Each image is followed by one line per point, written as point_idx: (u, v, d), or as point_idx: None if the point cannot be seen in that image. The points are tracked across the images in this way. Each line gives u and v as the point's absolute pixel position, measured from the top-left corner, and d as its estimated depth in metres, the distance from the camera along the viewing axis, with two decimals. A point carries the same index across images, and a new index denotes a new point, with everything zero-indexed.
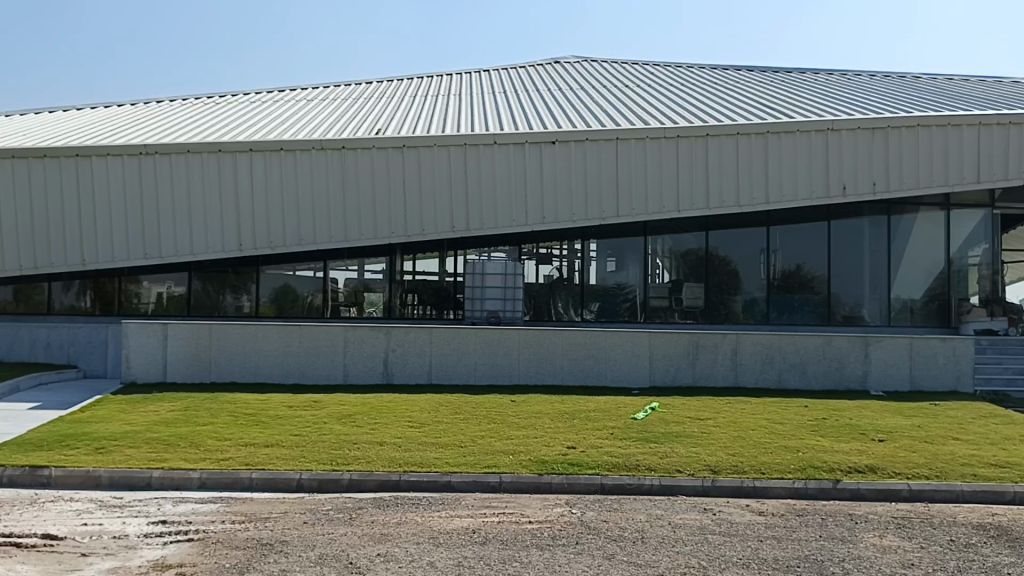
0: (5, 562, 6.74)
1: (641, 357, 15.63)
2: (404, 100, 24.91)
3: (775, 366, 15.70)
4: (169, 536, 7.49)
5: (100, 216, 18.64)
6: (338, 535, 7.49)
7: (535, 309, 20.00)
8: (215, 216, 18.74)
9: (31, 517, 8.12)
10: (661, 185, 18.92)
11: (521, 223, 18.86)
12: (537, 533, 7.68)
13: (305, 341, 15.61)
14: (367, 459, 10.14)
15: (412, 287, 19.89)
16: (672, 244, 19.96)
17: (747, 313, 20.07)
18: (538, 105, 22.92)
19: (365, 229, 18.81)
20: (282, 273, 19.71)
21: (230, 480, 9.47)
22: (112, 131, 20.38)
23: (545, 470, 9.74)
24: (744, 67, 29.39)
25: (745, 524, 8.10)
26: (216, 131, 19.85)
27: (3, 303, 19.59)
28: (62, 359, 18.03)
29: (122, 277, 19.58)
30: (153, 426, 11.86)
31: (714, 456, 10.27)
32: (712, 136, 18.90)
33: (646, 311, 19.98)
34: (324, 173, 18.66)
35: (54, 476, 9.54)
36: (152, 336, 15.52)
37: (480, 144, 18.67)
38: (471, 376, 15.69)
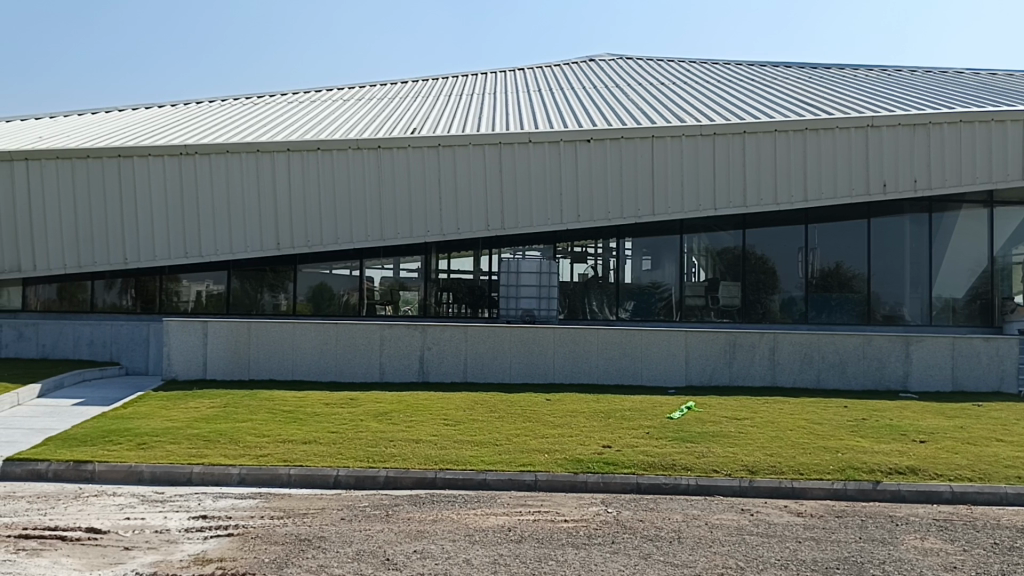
0: (51, 555, 6.88)
1: (677, 357, 15.54)
2: (439, 99, 24.99)
3: (813, 366, 15.51)
4: (209, 531, 7.60)
5: (141, 215, 18.95)
6: (375, 531, 7.54)
7: (570, 308, 19.96)
8: (253, 216, 18.96)
9: (76, 511, 8.28)
10: (697, 183, 18.79)
11: (556, 222, 18.83)
12: (574, 531, 7.67)
13: (342, 339, 15.74)
14: (403, 456, 10.20)
15: (447, 286, 19.94)
16: (708, 242, 19.80)
17: (785, 312, 19.85)
18: (571, 103, 22.87)
19: (401, 228, 18.91)
20: (318, 272, 19.88)
21: (269, 476, 9.58)
22: (152, 131, 20.73)
23: (580, 469, 9.72)
24: (780, 63, 29.08)
25: (783, 525, 8.03)
26: (255, 132, 20.08)
27: (48, 301, 20.00)
28: (105, 356, 18.35)
29: (163, 276, 19.89)
30: (193, 422, 12.04)
31: (751, 456, 10.18)
32: (749, 133, 18.73)
33: (681, 310, 19.85)
34: (360, 172, 18.80)
35: (97, 471, 9.73)
36: (192, 334, 15.75)
37: (515, 142, 18.69)
38: (505, 375, 15.70)
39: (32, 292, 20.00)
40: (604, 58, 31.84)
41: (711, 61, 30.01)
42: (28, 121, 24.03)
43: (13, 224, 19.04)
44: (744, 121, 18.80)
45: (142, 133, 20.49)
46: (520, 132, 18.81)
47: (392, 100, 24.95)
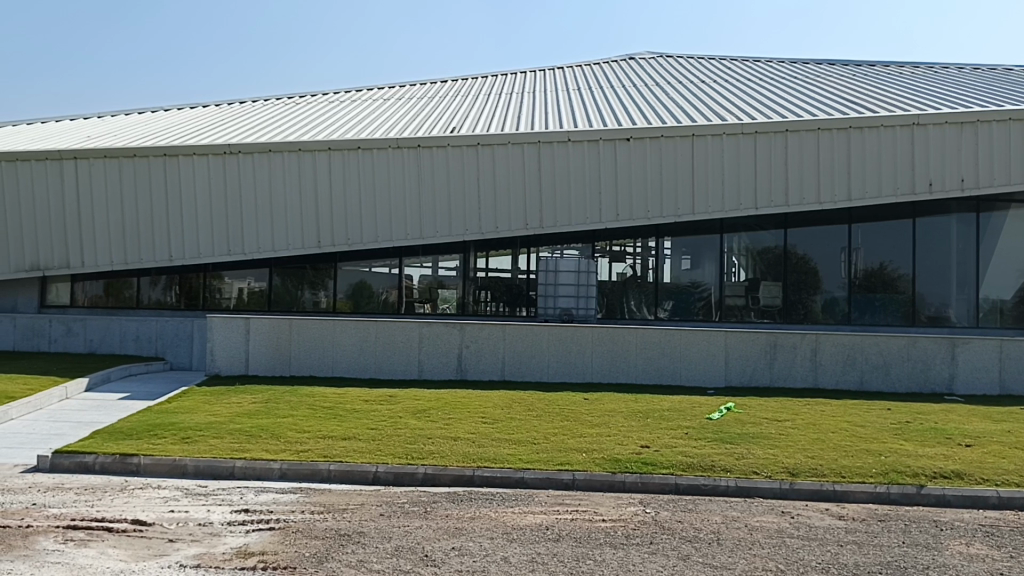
0: (98, 545, 7.03)
1: (717, 357, 15.41)
2: (478, 98, 25.02)
3: (856, 367, 15.27)
4: (251, 525, 7.70)
5: (186, 213, 19.28)
6: (414, 528, 7.59)
7: (608, 308, 19.86)
8: (294, 214, 19.17)
9: (121, 503, 8.45)
10: (738, 182, 18.62)
11: (595, 221, 18.78)
12: (611, 531, 7.65)
13: (381, 336, 15.87)
14: (441, 454, 10.24)
15: (485, 284, 19.96)
16: (748, 242, 19.61)
17: (827, 313, 19.59)
18: (611, 102, 22.78)
19: (440, 226, 19.01)
20: (358, 270, 20.03)
21: (309, 472, 9.70)
22: (197, 131, 21.09)
23: (618, 468, 9.69)
24: (824, 60, 28.67)
25: (825, 529, 7.92)
26: (297, 131, 20.32)
27: (95, 298, 20.42)
28: (151, 351, 18.69)
29: (207, 273, 20.20)
30: (236, 417, 12.21)
31: (792, 458, 10.07)
32: (792, 131, 18.53)
33: (721, 310, 19.67)
34: (400, 171, 18.92)
35: (143, 464, 9.91)
36: (235, 330, 15.98)
37: (554, 141, 18.68)
38: (544, 374, 15.68)
39: (80, 289, 20.44)
40: (644, 56, 31.68)
41: (752, 59, 29.69)
42: (77, 121, 24.53)
43: (62, 222, 19.46)
44: (787, 119, 18.59)
45: (187, 133, 20.81)
46: (559, 130, 18.79)
47: (432, 100, 25.04)
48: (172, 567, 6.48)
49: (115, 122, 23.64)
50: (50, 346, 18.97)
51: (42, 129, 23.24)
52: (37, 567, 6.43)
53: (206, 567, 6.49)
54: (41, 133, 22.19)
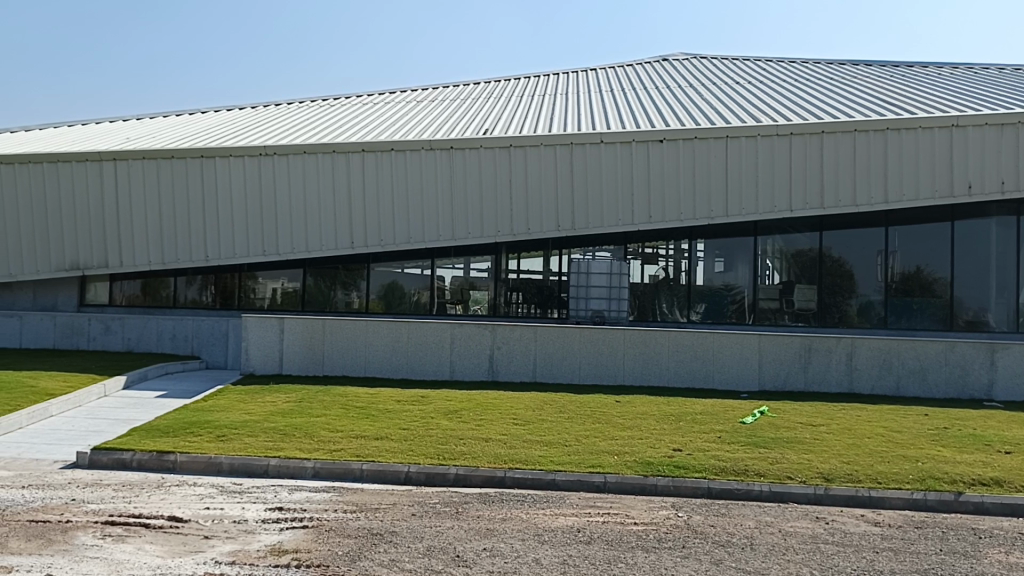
0: (136, 541, 7.14)
1: (750, 360, 15.28)
2: (512, 100, 25.04)
3: (893, 372, 15.06)
4: (285, 522, 7.78)
5: (222, 214, 19.51)
6: (445, 528, 7.61)
7: (640, 309, 19.81)
8: (328, 215, 19.32)
9: (158, 499, 8.57)
10: (773, 184, 18.46)
11: (627, 222, 18.72)
12: (643, 535, 7.62)
13: (413, 337, 15.94)
14: (473, 455, 10.26)
15: (517, 286, 19.97)
16: (783, 244, 19.43)
17: (863, 317, 19.34)
18: (644, 103, 22.70)
19: (472, 227, 19.06)
20: (390, 271, 20.13)
21: (342, 471, 9.77)
22: (234, 133, 21.35)
23: (650, 471, 9.64)
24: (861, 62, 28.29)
25: (860, 535, 7.83)
26: (331, 133, 20.48)
27: (132, 296, 20.74)
28: (187, 350, 18.94)
29: (242, 273, 20.43)
30: (270, 416, 12.33)
31: (827, 464, 9.95)
32: (827, 133, 18.32)
33: (754, 312, 19.51)
34: (433, 173, 19.01)
35: (179, 462, 10.04)
36: (270, 330, 16.13)
37: (587, 142, 18.65)
38: (575, 376, 15.66)
39: (118, 288, 20.77)
40: (677, 57, 31.54)
41: (787, 60, 29.45)
42: (117, 123, 24.95)
43: (101, 222, 19.79)
44: (822, 121, 18.40)
45: (223, 135, 21.06)
46: (592, 132, 18.76)
47: (465, 102, 25.11)
48: (208, 564, 6.55)
49: (153, 124, 23.99)
50: (89, 344, 19.26)
51: (82, 131, 23.65)
52: (77, 561, 6.54)
53: (241, 564, 6.56)
54: (81, 135, 22.56)
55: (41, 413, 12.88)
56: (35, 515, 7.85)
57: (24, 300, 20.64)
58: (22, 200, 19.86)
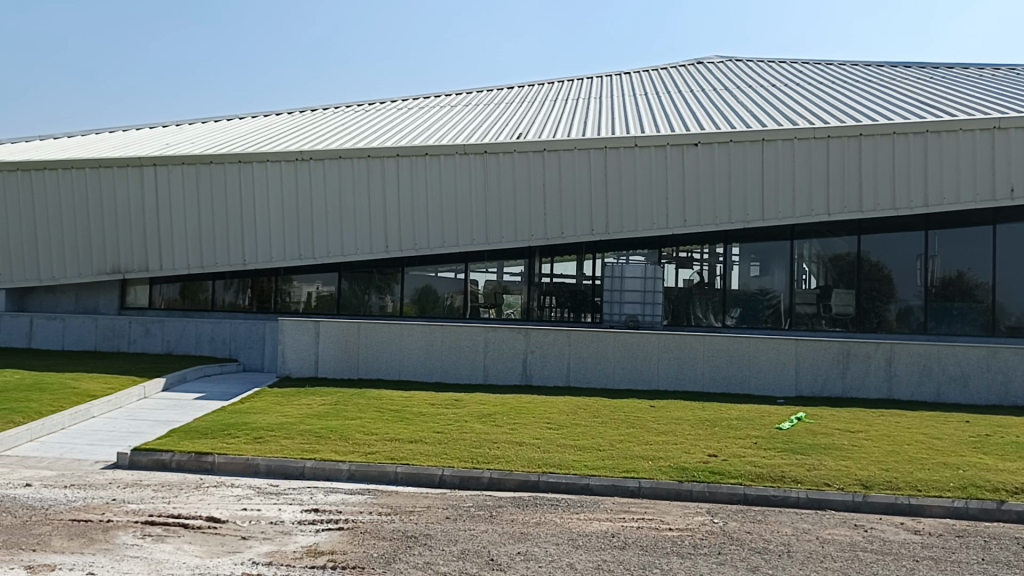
0: (175, 541, 7.23)
1: (787, 365, 15.11)
2: (546, 104, 25.02)
3: (933, 378, 14.84)
4: (321, 524, 7.84)
5: (259, 218, 19.74)
6: (479, 531, 7.63)
7: (674, 314, 19.68)
8: (363, 218, 19.44)
9: (197, 500, 8.69)
10: (809, 188, 18.27)
11: (662, 226, 18.63)
12: (678, 540, 7.57)
13: (447, 341, 15.99)
14: (507, 459, 10.27)
15: (550, 290, 19.93)
16: (820, 249, 19.19)
17: (902, 322, 19.04)
18: (679, 107, 22.59)
19: (506, 231, 19.09)
20: (424, 274, 20.22)
21: (377, 473, 9.83)
22: (271, 138, 21.58)
23: (685, 477, 9.57)
24: (900, 63, 27.88)
25: (899, 543, 7.70)
26: (367, 138, 20.61)
27: (171, 300, 21.05)
28: (224, 353, 19.18)
29: (278, 277, 20.65)
30: (306, 418, 12.44)
31: (865, 470, 9.82)
32: (866, 135, 18.09)
33: (791, 317, 19.30)
34: (467, 177, 19.06)
35: (217, 463, 10.17)
36: (305, 333, 16.27)
37: (621, 146, 18.59)
38: (609, 381, 15.60)
39: (157, 292, 21.09)
40: (713, 60, 31.33)
41: (826, 62, 29.06)
42: (156, 129, 25.36)
43: (141, 226, 20.11)
44: (861, 123, 18.17)
45: (260, 140, 21.31)
46: (626, 135, 18.70)
47: (500, 106, 25.16)
48: (246, 565, 6.62)
49: (192, 130, 24.34)
50: (129, 346, 19.51)
51: (123, 137, 24.06)
52: (118, 560, 6.65)
53: (278, 565, 6.63)
54: (123, 141, 22.98)
55: (83, 414, 13.12)
56: (78, 514, 7.99)
57: (67, 303, 21.06)
58: (65, 205, 20.23)
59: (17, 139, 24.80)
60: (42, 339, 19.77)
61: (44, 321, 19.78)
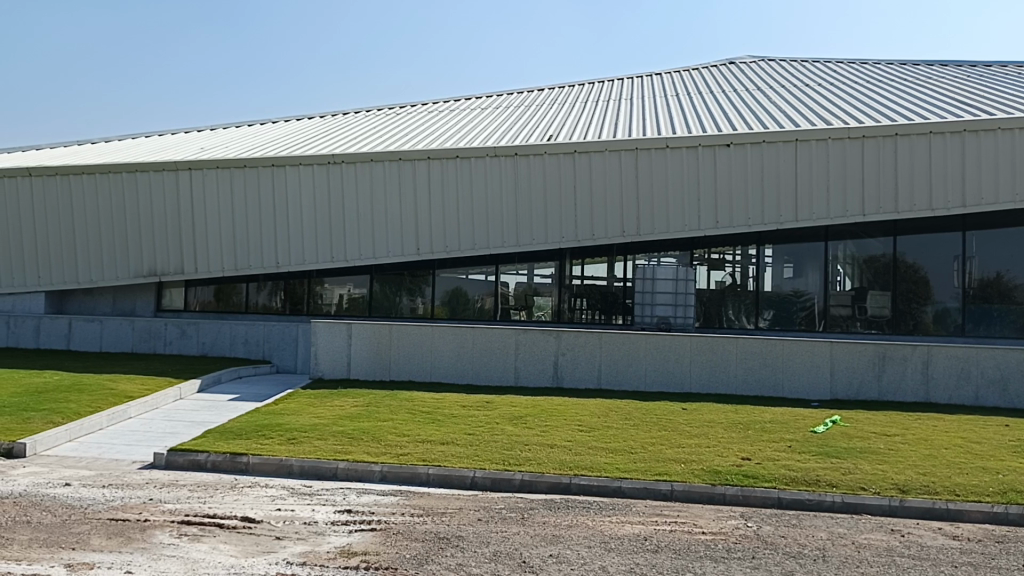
0: (210, 540, 7.31)
1: (821, 368, 14.95)
2: (578, 106, 24.98)
3: (971, 380, 14.59)
4: (353, 525, 7.88)
5: (292, 221, 19.92)
6: (511, 534, 7.62)
7: (706, 316, 19.55)
8: (394, 221, 19.55)
9: (232, 500, 8.77)
10: (844, 188, 18.06)
11: (694, 228, 18.52)
12: (712, 544, 7.51)
13: (478, 343, 16.04)
14: (538, 461, 10.26)
15: (581, 292, 19.89)
16: (855, 250, 18.96)
17: (938, 324, 18.76)
18: (712, 107, 22.46)
19: (537, 233, 19.09)
20: (455, 277, 20.29)
21: (409, 475, 9.87)
22: (304, 142, 21.77)
23: (718, 480, 9.50)
24: (936, 62, 27.50)
25: (937, 548, 7.59)
26: (398, 141, 20.72)
27: (206, 303, 21.30)
28: (258, 354, 19.37)
29: (310, 279, 20.86)
30: (339, 420, 12.52)
31: (902, 474, 9.68)
32: (902, 135, 17.86)
33: (825, 319, 19.07)
34: (498, 179, 19.08)
35: (251, 463, 10.27)
36: (338, 335, 16.39)
37: (652, 147, 18.51)
38: (641, 383, 15.53)
39: (192, 294, 21.37)
40: (745, 61, 31.09)
41: (859, 61, 28.73)
42: (191, 133, 25.70)
43: (177, 229, 20.38)
44: (896, 123, 17.94)
45: (293, 144, 21.49)
46: (658, 137, 18.62)
47: (532, 108, 25.17)
48: (280, 565, 6.68)
49: (227, 134, 24.63)
50: (166, 348, 19.77)
51: (158, 142, 24.38)
52: (155, 559, 6.74)
53: (312, 565, 6.68)
54: (159, 146, 23.29)
55: (120, 414, 13.31)
56: (115, 513, 8.11)
57: (105, 306, 21.40)
58: (102, 209, 20.54)
59: (56, 145, 25.26)
60: (81, 341, 20.11)
61: (83, 323, 20.12)
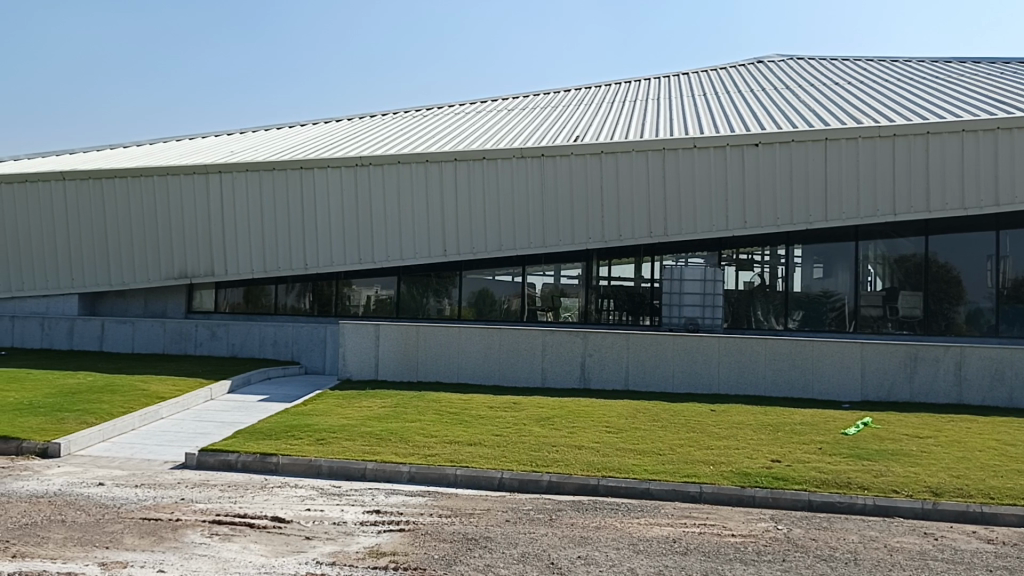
0: (240, 540, 7.37)
1: (852, 369, 14.80)
2: (605, 106, 24.93)
3: (1005, 382, 14.36)
4: (382, 525, 7.92)
5: (320, 223, 20.05)
6: (539, 535, 7.62)
7: (734, 317, 19.42)
8: (422, 223, 19.63)
9: (263, 500, 8.85)
10: (874, 187, 17.86)
11: (721, 228, 18.42)
12: (741, 547, 7.46)
13: (505, 344, 16.05)
14: (565, 462, 10.25)
15: (608, 293, 19.84)
16: (885, 250, 18.75)
17: (971, 325, 18.50)
18: (739, 107, 22.31)
19: (563, 234, 19.07)
20: (482, 278, 20.32)
21: (437, 475, 9.90)
22: (331, 144, 21.90)
23: (748, 482, 9.43)
24: (968, 59, 27.15)
25: (971, 552, 7.48)
26: (425, 142, 20.79)
27: (235, 304, 21.51)
28: (287, 356, 19.53)
29: (338, 281, 20.99)
30: (367, 420, 12.59)
31: (935, 477, 9.55)
32: (933, 133, 17.64)
33: (856, 320, 18.87)
34: (524, 180, 19.09)
35: (280, 464, 10.34)
36: (366, 336, 16.45)
37: (679, 147, 18.43)
38: (668, 384, 15.46)
39: (222, 296, 21.59)
40: (773, 59, 30.85)
41: (889, 59, 28.40)
42: (221, 137, 25.95)
43: (207, 232, 20.59)
44: (927, 121, 17.72)
45: (321, 147, 21.62)
46: (685, 137, 18.52)
47: (559, 109, 25.15)
48: (310, 564, 6.72)
49: (256, 138, 24.85)
50: (196, 349, 19.98)
51: (189, 145, 24.67)
52: (186, 558, 6.80)
53: (342, 565, 6.72)
54: (189, 149, 23.55)
55: (152, 415, 13.47)
56: (147, 513, 8.20)
57: (136, 307, 21.66)
58: (134, 213, 20.81)
59: (89, 149, 25.61)
60: (113, 342, 20.38)
61: (115, 325, 20.37)
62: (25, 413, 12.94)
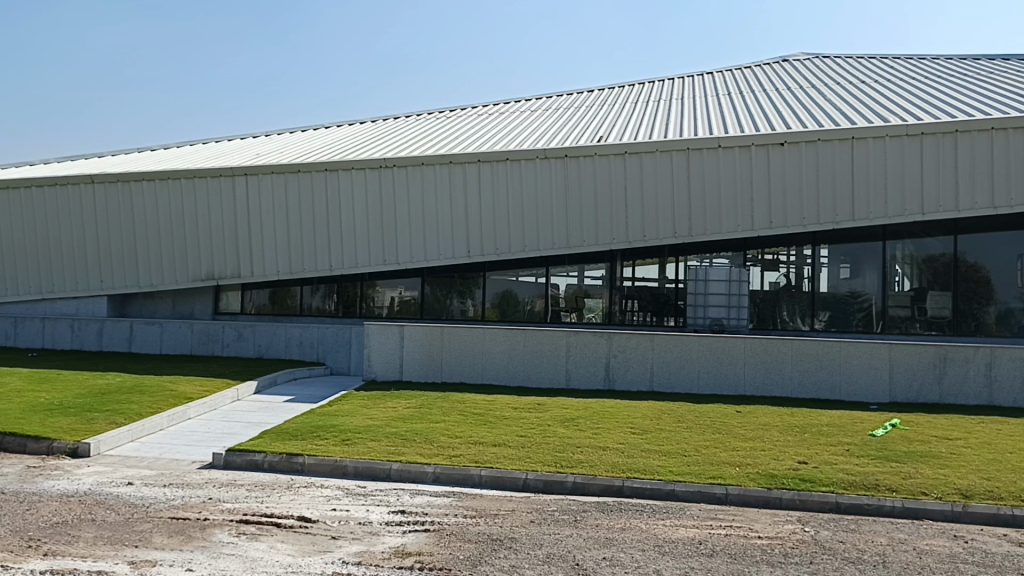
0: (268, 539, 7.42)
1: (879, 370, 14.65)
2: (630, 106, 24.88)
3: None
4: (407, 526, 7.95)
5: (345, 224, 20.15)
6: (564, 536, 7.61)
7: (760, 317, 19.29)
8: (445, 223, 19.67)
9: (290, 500, 8.91)
10: (902, 186, 17.68)
11: (747, 228, 18.31)
12: (768, 549, 7.41)
13: (529, 345, 16.06)
14: (590, 463, 10.24)
15: (632, 294, 19.79)
16: (913, 250, 18.55)
17: (1001, 325, 18.28)
18: (764, 106, 22.17)
19: (588, 235, 19.04)
20: (505, 279, 20.34)
21: (461, 476, 9.92)
22: (356, 146, 22.03)
23: (774, 484, 9.37)
24: (997, 56, 26.84)
25: (1002, 555, 7.38)
26: (449, 144, 20.85)
27: (261, 306, 21.69)
28: (313, 356, 19.66)
29: (363, 282, 21.09)
30: (392, 421, 12.65)
31: (964, 479, 9.43)
32: (962, 131, 17.44)
33: (883, 320, 18.70)
34: (548, 181, 19.09)
35: (307, 464, 10.42)
36: (391, 336, 16.51)
37: (704, 147, 18.33)
38: (693, 385, 15.39)
39: (248, 297, 21.77)
40: (798, 57, 30.65)
41: (916, 57, 28.12)
42: (247, 140, 26.18)
43: (233, 234, 20.77)
44: (956, 120, 17.52)
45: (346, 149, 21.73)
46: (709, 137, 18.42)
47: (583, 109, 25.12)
48: (336, 564, 6.76)
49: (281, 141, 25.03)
50: (223, 350, 20.15)
51: (215, 148, 24.90)
52: (214, 557, 6.86)
53: (367, 565, 6.75)
54: (216, 152, 23.77)
55: (180, 415, 13.61)
56: (176, 513, 8.28)
57: (164, 308, 21.88)
58: (162, 215, 21.05)
59: (118, 152, 25.89)
60: (142, 343, 20.60)
61: (144, 326, 20.60)
62: (56, 413, 13.12)
